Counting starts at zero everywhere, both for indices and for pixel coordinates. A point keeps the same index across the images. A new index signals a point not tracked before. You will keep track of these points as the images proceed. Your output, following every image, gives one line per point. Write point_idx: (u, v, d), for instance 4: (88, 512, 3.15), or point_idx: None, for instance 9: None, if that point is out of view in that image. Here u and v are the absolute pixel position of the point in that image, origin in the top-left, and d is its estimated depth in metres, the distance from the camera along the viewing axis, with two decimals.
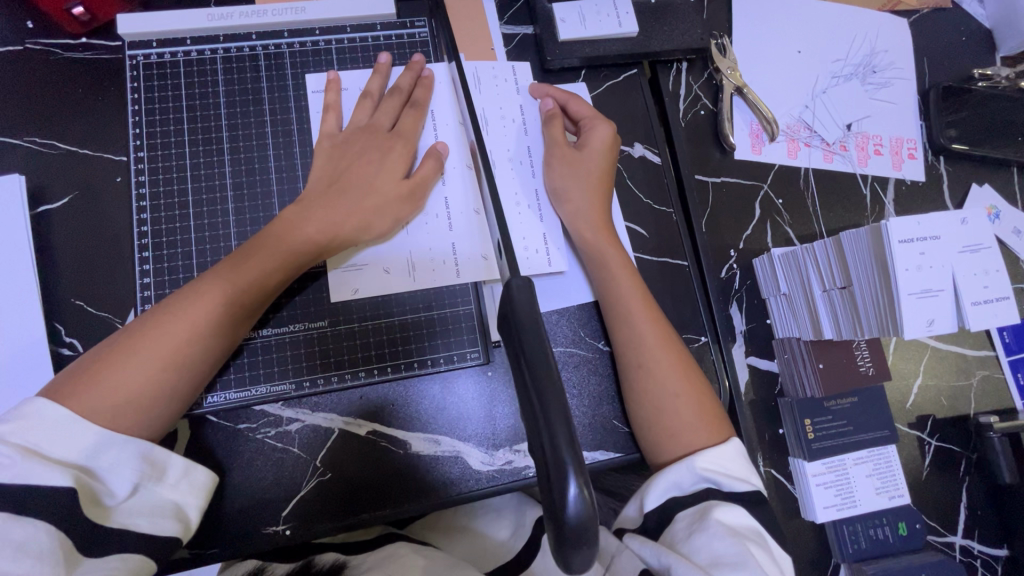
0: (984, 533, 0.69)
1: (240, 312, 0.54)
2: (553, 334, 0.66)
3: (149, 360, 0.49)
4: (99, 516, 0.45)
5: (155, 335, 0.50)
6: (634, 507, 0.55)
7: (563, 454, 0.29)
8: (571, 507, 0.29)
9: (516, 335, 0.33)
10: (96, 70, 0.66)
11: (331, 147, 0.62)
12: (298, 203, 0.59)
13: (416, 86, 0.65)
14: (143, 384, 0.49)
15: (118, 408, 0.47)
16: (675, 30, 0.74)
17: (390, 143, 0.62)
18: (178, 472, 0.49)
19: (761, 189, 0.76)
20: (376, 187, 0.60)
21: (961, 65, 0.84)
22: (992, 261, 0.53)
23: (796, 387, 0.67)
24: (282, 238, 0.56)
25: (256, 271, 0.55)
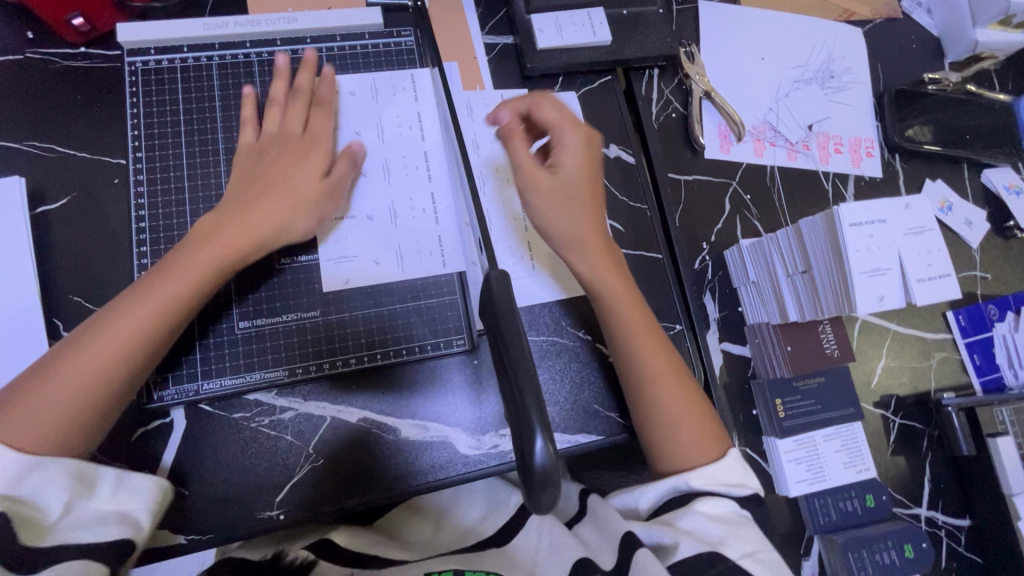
0: (947, 504, 0.73)
1: (164, 327, 0.54)
2: (536, 323, 0.70)
3: (72, 385, 0.50)
4: (37, 537, 0.45)
5: (81, 361, 0.50)
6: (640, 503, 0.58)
7: (532, 417, 0.32)
8: (538, 457, 0.31)
9: (496, 323, 0.36)
10: (95, 77, 0.69)
11: (249, 154, 0.62)
12: (218, 211, 0.58)
13: (317, 87, 0.66)
14: (60, 407, 0.49)
15: (43, 431, 0.48)
16: (646, 38, 0.79)
17: (305, 145, 0.62)
18: (108, 484, 0.50)
19: (730, 186, 0.80)
20: (301, 185, 0.60)
21: (912, 70, 0.90)
22: (935, 242, 0.58)
23: (767, 369, 0.71)
24: (203, 245, 0.56)
25: (181, 282, 0.54)
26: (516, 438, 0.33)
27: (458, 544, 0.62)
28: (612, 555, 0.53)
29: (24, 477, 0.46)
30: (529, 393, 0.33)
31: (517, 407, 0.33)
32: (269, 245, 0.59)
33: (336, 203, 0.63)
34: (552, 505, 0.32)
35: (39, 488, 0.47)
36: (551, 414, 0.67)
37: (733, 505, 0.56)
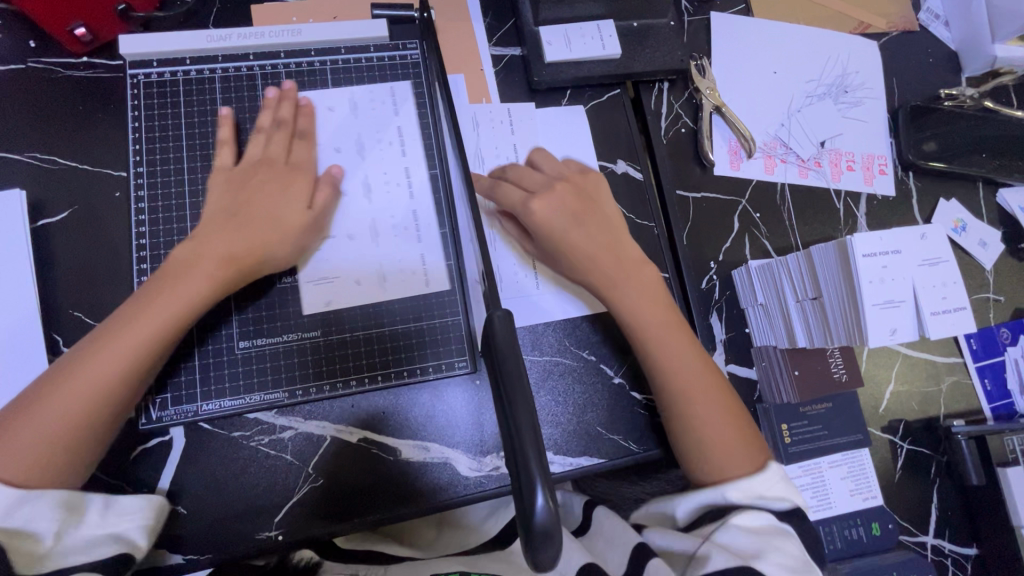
0: (955, 533, 0.71)
1: (160, 345, 0.54)
2: (539, 343, 0.69)
3: (62, 410, 0.50)
4: (38, 564, 0.46)
5: (71, 385, 0.51)
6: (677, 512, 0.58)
7: (533, 472, 0.32)
8: (539, 514, 0.31)
9: (496, 361, 0.36)
10: (96, 88, 0.68)
11: (227, 179, 0.61)
12: (197, 235, 0.58)
13: (298, 115, 0.66)
14: (50, 432, 0.50)
15: (33, 457, 0.49)
16: (656, 52, 0.78)
17: (291, 176, 0.62)
18: (95, 509, 0.51)
19: (739, 204, 0.79)
20: (282, 216, 0.59)
21: (928, 85, 0.88)
22: (950, 274, 0.56)
23: (774, 393, 0.70)
24: (190, 269, 0.56)
25: (173, 304, 0.54)
26: (517, 488, 0.32)
27: (461, 545, 0.66)
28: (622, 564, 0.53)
29: (15, 509, 0.47)
30: (529, 440, 0.32)
31: (517, 458, 0.32)
32: (265, 264, 0.59)
33: (314, 239, 0.63)
34: (556, 560, 0.32)
35: (32, 518, 0.47)
36: (553, 436, 0.67)
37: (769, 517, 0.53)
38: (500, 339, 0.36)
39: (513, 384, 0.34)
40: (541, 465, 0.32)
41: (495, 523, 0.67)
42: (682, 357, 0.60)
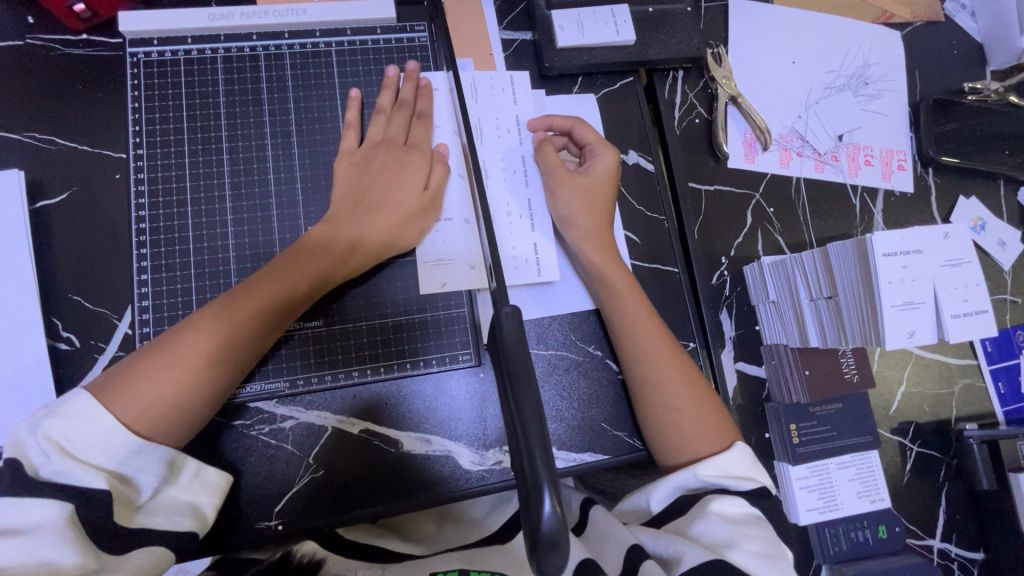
0: (962, 537, 0.71)
1: (260, 330, 0.55)
2: (544, 337, 0.68)
3: (188, 365, 0.51)
4: (127, 519, 0.46)
5: (194, 342, 0.52)
6: (643, 499, 0.59)
7: (540, 474, 0.30)
8: (545, 520, 0.30)
9: (503, 359, 0.34)
10: (95, 66, 0.66)
11: (352, 162, 0.63)
12: (327, 218, 0.61)
13: (418, 95, 0.67)
14: (175, 388, 0.50)
15: (154, 411, 0.49)
16: (672, 39, 0.75)
17: (409, 157, 0.64)
18: (191, 473, 0.52)
19: (753, 198, 0.77)
20: (402, 199, 0.62)
21: (952, 78, 0.85)
22: (973, 275, 0.54)
23: (782, 392, 0.68)
24: (321, 247, 0.58)
25: (299, 278, 0.57)
26: (523, 494, 0.31)
27: (462, 539, 0.65)
28: (618, 561, 0.53)
29: (130, 459, 0.47)
30: (536, 440, 0.31)
31: (523, 462, 0.31)
32: (368, 250, 0.60)
33: (430, 219, 0.64)
34: (563, 566, 0.31)
35: (141, 468, 0.48)
36: (557, 431, 0.66)
37: (741, 503, 0.54)
38: (509, 341, 0.35)
39: (519, 385, 0.33)
40: (549, 467, 0.30)
41: (498, 516, 0.67)
42: (657, 347, 0.63)
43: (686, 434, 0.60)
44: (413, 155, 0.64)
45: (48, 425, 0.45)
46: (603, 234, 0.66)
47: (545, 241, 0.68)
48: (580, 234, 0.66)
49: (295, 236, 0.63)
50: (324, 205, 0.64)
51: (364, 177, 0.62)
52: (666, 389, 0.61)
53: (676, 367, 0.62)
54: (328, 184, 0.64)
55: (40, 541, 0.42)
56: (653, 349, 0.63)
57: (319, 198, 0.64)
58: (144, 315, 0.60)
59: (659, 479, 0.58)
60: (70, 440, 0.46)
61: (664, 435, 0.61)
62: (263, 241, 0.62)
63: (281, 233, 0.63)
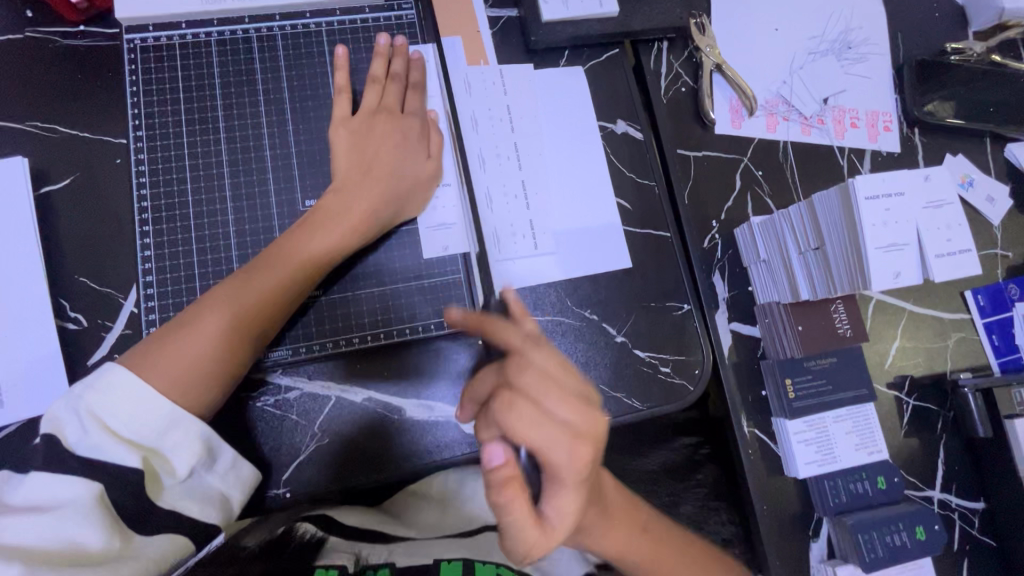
0: (961, 487, 0.71)
1: (280, 301, 0.57)
2: (541, 303, 0.69)
3: (212, 334, 0.53)
4: (157, 493, 0.48)
5: (216, 313, 0.53)
6: None
7: None
8: None
9: None
10: (94, 56, 0.68)
11: (349, 130, 0.64)
12: (333, 188, 0.62)
13: (409, 68, 0.68)
14: (200, 355, 0.52)
15: (180, 380, 0.50)
16: (655, 10, 0.77)
17: (405, 125, 0.66)
18: (227, 463, 0.52)
19: (741, 162, 0.78)
20: (405, 167, 0.64)
21: (935, 40, 0.86)
22: (955, 216, 0.56)
23: (777, 348, 0.69)
24: (333, 216, 0.60)
25: (315, 248, 0.58)
26: None
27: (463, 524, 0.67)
28: None
29: (166, 434, 0.49)
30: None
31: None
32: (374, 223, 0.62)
33: (432, 188, 0.66)
34: None
35: (174, 446, 0.49)
36: None
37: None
38: None
39: None
40: None
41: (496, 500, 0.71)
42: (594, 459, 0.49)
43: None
44: (409, 126, 0.66)
45: (89, 402, 0.47)
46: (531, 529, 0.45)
47: (537, 225, 0.70)
48: (515, 517, 0.45)
49: (293, 211, 0.64)
50: (321, 179, 0.65)
51: (363, 148, 0.64)
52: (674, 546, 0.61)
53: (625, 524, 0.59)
54: (324, 159, 0.66)
55: (68, 516, 0.44)
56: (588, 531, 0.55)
57: (315, 172, 0.66)
58: (149, 291, 0.61)
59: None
60: (106, 416, 0.47)
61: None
62: (262, 217, 0.64)
63: (278, 208, 0.64)
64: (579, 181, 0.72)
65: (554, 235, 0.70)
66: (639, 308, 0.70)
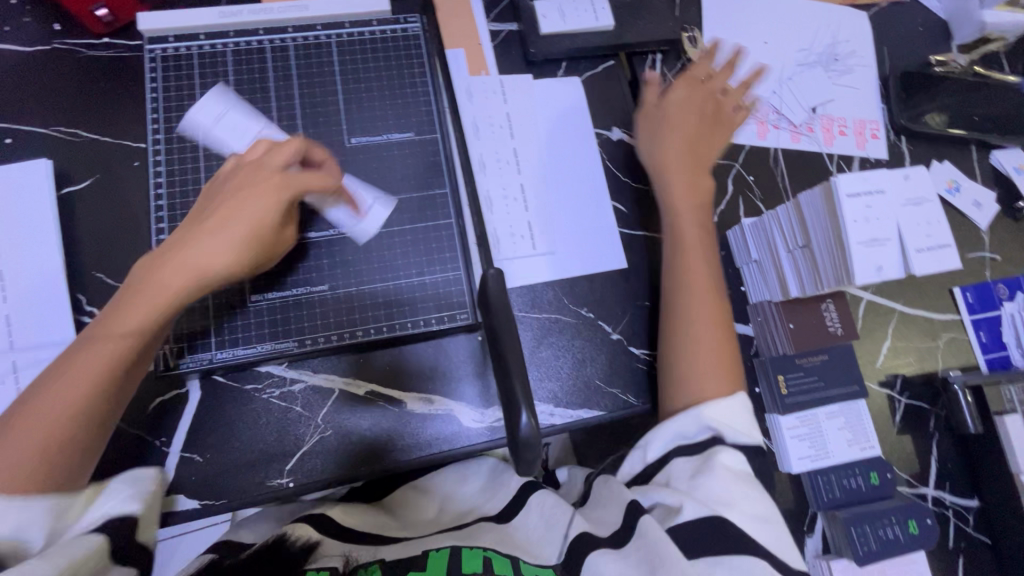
0: (954, 484, 0.72)
1: (129, 356, 0.50)
2: (538, 301, 0.71)
3: (65, 398, 0.47)
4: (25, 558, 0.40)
5: (73, 375, 0.48)
6: (638, 459, 0.60)
7: (518, 396, 0.39)
8: (522, 430, 0.38)
9: (492, 317, 0.44)
10: (115, 66, 0.72)
11: (218, 180, 0.57)
12: (179, 233, 0.54)
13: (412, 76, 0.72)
14: (39, 434, 0.45)
15: (22, 466, 0.44)
16: (648, 24, 0.81)
17: (250, 174, 0.55)
18: (108, 495, 0.45)
19: (733, 167, 0.81)
20: (260, 205, 0.53)
21: (919, 53, 0.90)
22: (935, 213, 0.58)
23: (769, 345, 0.71)
24: (185, 259, 0.51)
25: (151, 296, 0.50)
26: (506, 412, 0.40)
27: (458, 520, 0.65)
28: (615, 521, 0.55)
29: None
30: (515, 370, 0.40)
31: (507, 388, 0.40)
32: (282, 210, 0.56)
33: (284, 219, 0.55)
34: (535, 467, 0.39)
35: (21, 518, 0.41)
36: (554, 388, 0.68)
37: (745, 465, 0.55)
38: (495, 301, 0.44)
39: (504, 336, 0.42)
40: (524, 390, 0.39)
41: (494, 504, 0.65)
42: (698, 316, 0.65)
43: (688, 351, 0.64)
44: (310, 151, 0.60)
45: None
46: (705, 85, 0.77)
47: (536, 225, 0.72)
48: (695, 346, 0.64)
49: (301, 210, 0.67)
50: None
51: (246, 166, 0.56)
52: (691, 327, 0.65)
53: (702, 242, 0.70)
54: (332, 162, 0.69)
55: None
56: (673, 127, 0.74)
57: None
58: None
59: (660, 425, 0.59)
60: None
61: (681, 345, 0.64)
62: None
63: None
64: (576, 183, 0.75)
65: (551, 235, 0.73)
66: (634, 306, 0.72)
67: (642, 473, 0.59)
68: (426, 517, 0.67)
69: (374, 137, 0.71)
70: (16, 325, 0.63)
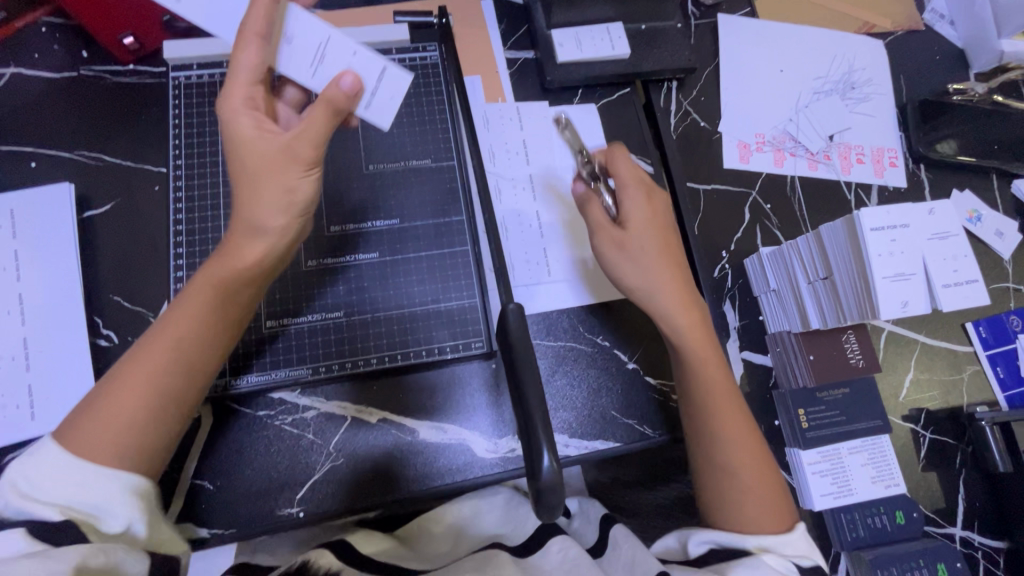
0: (983, 524, 0.70)
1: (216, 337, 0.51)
2: (553, 329, 0.70)
3: (137, 395, 0.46)
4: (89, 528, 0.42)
5: (134, 379, 0.47)
6: (676, 541, 0.57)
7: (540, 438, 0.38)
8: (545, 473, 0.37)
9: (512, 353, 0.43)
10: (140, 92, 0.73)
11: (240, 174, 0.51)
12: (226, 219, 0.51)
13: None
14: (139, 420, 0.46)
15: (120, 439, 0.45)
16: (665, 52, 0.81)
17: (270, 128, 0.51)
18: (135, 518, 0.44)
19: (750, 196, 0.80)
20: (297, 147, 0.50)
21: (937, 81, 0.89)
22: (960, 248, 0.57)
23: (789, 378, 0.70)
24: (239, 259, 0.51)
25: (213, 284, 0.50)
26: (526, 454, 0.39)
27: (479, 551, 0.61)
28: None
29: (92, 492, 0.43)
30: (536, 409, 0.40)
31: (527, 428, 0.39)
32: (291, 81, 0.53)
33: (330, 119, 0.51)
34: (559, 510, 0.38)
35: (100, 501, 0.43)
36: (569, 419, 0.67)
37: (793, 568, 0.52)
38: (516, 336, 0.44)
39: (524, 375, 0.42)
40: (546, 431, 0.39)
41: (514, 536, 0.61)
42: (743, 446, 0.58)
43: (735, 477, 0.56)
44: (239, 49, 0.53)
45: (13, 475, 0.42)
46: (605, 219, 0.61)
47: (551, 253, 0.73)
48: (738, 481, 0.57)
49: (318, 236, 0.68)
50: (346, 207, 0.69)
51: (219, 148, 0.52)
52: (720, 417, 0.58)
53: (667, 265, 0.60)
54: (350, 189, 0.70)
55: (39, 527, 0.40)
56: (641, 228, 0.60)
57: (341, 201, 0.69)
58: None
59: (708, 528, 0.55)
60: (23, 483, 0.42)
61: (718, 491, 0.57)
62: None
63: None
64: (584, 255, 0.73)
65: (567, 263, 0.73)
66: (650, 335, 0.71)
67: (682, 558, 0.55)
68: (441, 551, 0.63)
69: (391, 164, 0.71)
70: (32, 348, 0.63)
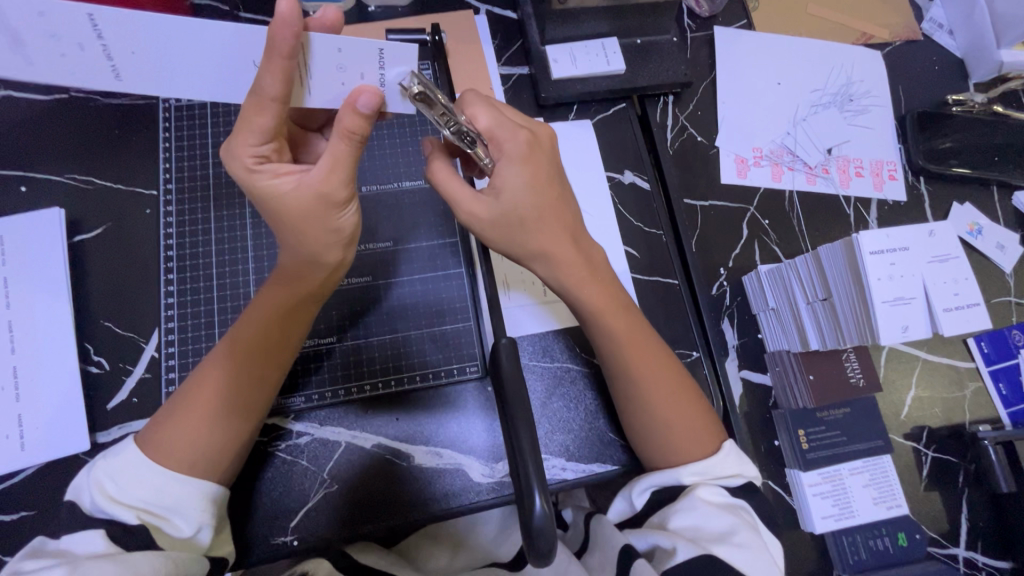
0: (987, 544, 0.69)
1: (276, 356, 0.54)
2: (550, 350, 0.70)
3: (210, 410, 0.51)
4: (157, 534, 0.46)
5: (205, 394, 0.51)
6: (623, 502, 0.57)
7: (532, 483, 0.37)
8: (537, 519, 0.37)
9: (504, 391, 0.43)
10: (130, 114, 0.72)
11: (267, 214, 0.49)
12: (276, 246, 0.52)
13: None
14: (211, 432, 0.50)
15: (192, 453, 0.49)
16: (661, 67, 0.80)
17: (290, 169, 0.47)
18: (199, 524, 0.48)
19: (748, 211, 0.79)
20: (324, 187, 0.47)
21: (936, 92, 0.88)
22: (962, 270, 0.57)
23: (789, 398, 0.69)
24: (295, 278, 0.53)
25: (276, 298, 0.53)
26: (518, 498, 0.38)
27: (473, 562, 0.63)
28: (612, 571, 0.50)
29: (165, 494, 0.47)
30: (528, 451, 0.39)
31: (519, 471, 0.38)
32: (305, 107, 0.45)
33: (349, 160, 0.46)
34: (552, 556, 0.37)
35: (176, 505, 0.47)
36: (566, 442, 0.66)
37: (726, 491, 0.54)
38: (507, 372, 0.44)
39: (516, 415, 0.41)
40: (538, 475, 0.38)
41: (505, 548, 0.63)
42: (667, 401, 0.57)
43: (659, 418, 0.57)
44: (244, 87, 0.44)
45: (101, 472, 0.47)
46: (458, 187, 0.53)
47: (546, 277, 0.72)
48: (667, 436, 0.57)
49: None
50: None
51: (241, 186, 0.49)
52: (634, 367, 0.57)
53: (553, 224, 0.56)
54: None
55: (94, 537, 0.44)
56: (520, 201, 0.53)
57: None
58: (170, 335, 0.65)
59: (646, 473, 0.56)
60: (110, 485, 0.47)
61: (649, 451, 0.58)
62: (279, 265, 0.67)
63: None
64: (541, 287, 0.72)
65: None
66: None
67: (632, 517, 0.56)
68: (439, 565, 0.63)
69: (384, 185, 0.71)
70: (23, 376, 0.62)
